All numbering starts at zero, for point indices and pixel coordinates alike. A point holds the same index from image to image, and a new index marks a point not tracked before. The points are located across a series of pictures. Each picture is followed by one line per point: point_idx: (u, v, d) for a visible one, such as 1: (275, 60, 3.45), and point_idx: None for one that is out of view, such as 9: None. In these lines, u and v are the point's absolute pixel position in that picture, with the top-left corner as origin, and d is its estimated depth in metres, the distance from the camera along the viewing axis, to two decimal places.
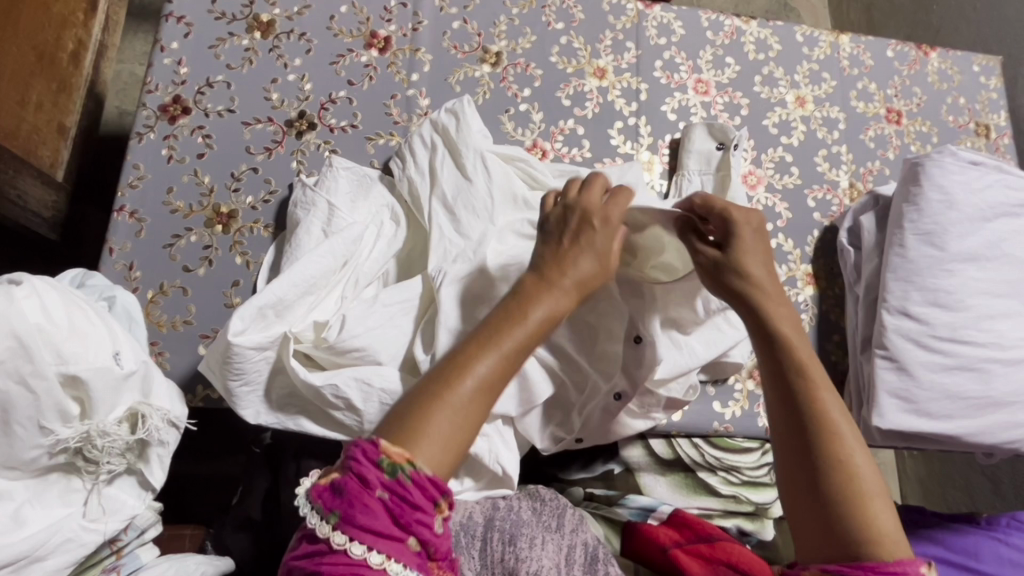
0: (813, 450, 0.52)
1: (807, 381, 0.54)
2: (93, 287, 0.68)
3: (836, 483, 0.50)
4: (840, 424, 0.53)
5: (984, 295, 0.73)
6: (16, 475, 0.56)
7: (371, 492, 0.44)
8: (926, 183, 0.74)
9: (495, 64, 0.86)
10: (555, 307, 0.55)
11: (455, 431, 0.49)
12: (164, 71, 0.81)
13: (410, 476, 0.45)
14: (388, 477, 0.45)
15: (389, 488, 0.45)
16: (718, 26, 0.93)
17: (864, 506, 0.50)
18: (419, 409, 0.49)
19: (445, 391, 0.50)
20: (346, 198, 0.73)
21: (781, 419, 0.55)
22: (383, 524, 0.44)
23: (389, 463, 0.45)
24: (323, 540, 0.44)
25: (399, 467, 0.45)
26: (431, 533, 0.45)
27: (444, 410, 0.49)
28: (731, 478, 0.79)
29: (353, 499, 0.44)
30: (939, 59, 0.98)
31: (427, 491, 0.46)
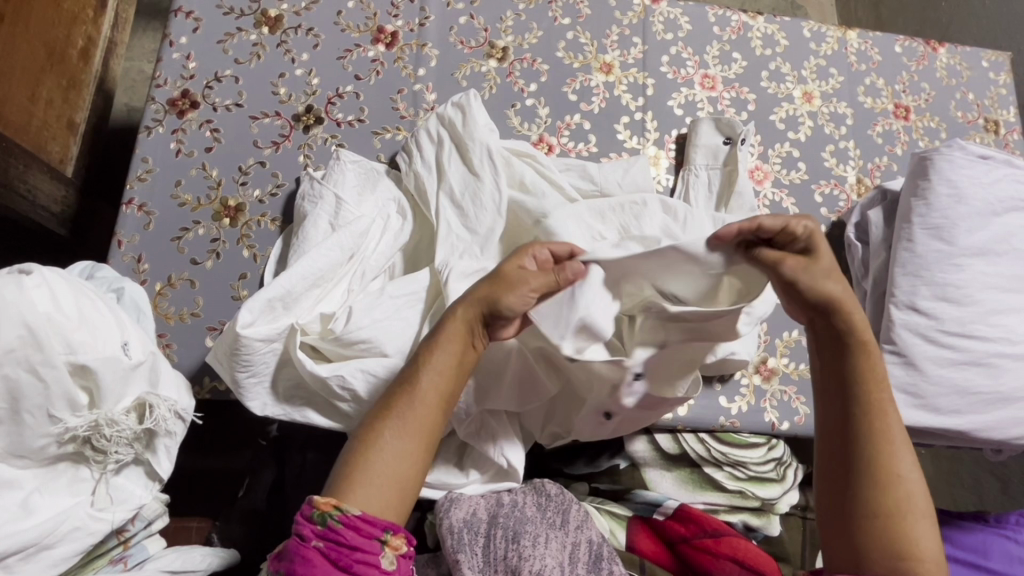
0: (865, 462, 0.55)
1: (872, 397, 0.57)
2: (102, 278, 0.68)
3: (884, 494, 0.54)
4: (897, 439, 0.56)
5: (993, 289, 0.73)
6: (25, 464, 0.56)
7: (309, 544, 0.48)
8: (935, 177, 0.74)
9: (502, 59, 0.86)
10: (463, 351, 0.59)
11: (387, 476, 0.53)
12: (174, 66, 0.81)
13: (340, 521, 0.49)
14: (321, 527, 0.49)
15: (324, 537, 0.49)
16: (724, 22, 0.92)
17: (904, 521, 0.53)
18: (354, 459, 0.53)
19: (374, 438, 0.55)
20: (352, 191, 0.73)
21: (836, 430, 0.57)
22: (321, 571, 0.47)
23: (320, 514, 0.49)
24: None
25: (327, 516, 0.49)
26: (377, 572, 0.48)
27: (373, 457, 0.53)
28: (737, 473, 0.79)
29: (295, 555, 0.48)
30: (948, 55, 0.97)
31: (361, 531, 0.49)
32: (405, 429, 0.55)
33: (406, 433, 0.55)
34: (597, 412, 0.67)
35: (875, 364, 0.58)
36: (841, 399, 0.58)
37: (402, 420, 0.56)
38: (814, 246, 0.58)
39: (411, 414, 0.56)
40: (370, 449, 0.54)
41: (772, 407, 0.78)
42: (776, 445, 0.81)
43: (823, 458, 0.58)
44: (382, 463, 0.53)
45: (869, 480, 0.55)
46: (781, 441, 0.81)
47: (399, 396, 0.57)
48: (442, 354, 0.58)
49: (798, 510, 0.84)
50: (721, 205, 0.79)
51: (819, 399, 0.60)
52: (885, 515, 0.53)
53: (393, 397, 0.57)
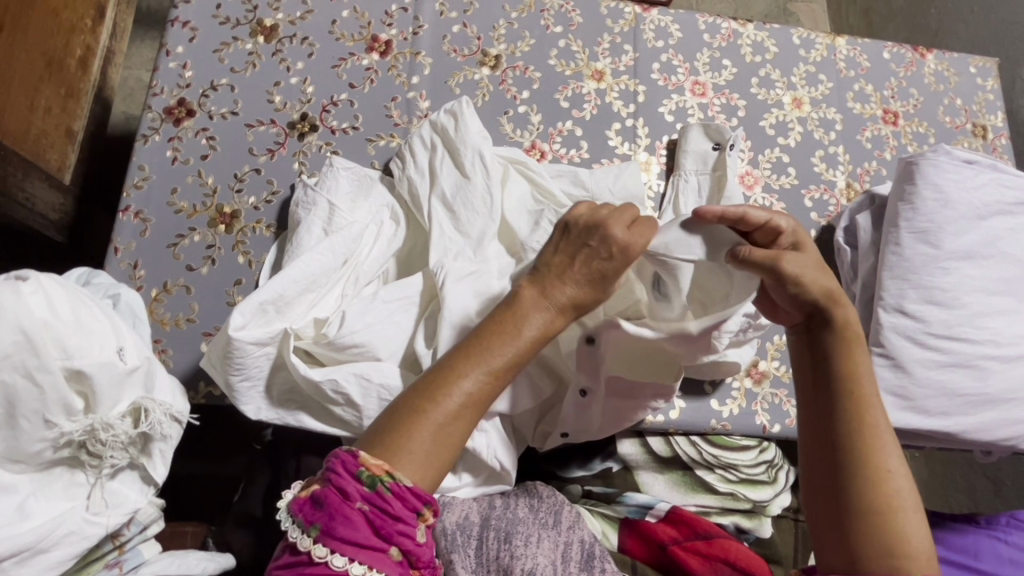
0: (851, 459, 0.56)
1: (857, 394, 0.57)
2: (98, 285, 0.69)
3: (870, 494, 0.54)
4: (882, 435, 0.56)
5: (980, 292, 0.74)
6: (20, 469, 0.57)
7: (351, 504, 0.48)
8: (921, 181, 0.75)
9: (494, 66, 0.87)
10: (547, 324, 0.57)
11: (436, 448, 0.51)
12: (170, 75, 0.82)
13: (389, 488, 0.49)
14: (367, 489, 0.48)
15: (369, 500, 0.48)
16: (715, 29, 0.94)
17: (895, 518, 0.53)
18: (402, 425, 0.51)
19: (428, 406, 0.52)
20: (346, 197, 0.74)
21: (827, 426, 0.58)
22: (362, 535, 0.47)
23: (368, 475, 0.49)
24: (304, 552, 0.47)
25: (377, 479, 0.48)
26: (413, 543, 0.49)
27: (423, 428, 0.51)
28: (729, 475, 0.80)
29: (335, 512, 0.48)
30: (936, 61, 0.98)
31: (407, 502, 0.49)
32: (466, 404, 0.53)
33: (487, 393, 0.54)
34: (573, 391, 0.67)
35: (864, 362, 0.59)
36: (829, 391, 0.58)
37: (488, 375, 0.54)
38: (800, 241, 0.61)
39: (479, 387, 0.53)
40: (421, 417, 0.51)
41: (763, 410, 0.78)
42: (768, 448, 0.82)
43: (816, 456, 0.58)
44: (444, 422, 0.52)
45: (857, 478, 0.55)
46: (771, 443, 0.83)
47: (464, 363, 0.54)
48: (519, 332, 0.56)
49: (790, 512, 0.83)
50: None
51: (803, 396, 0.61)
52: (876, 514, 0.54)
53: (449, 369, 0.54)
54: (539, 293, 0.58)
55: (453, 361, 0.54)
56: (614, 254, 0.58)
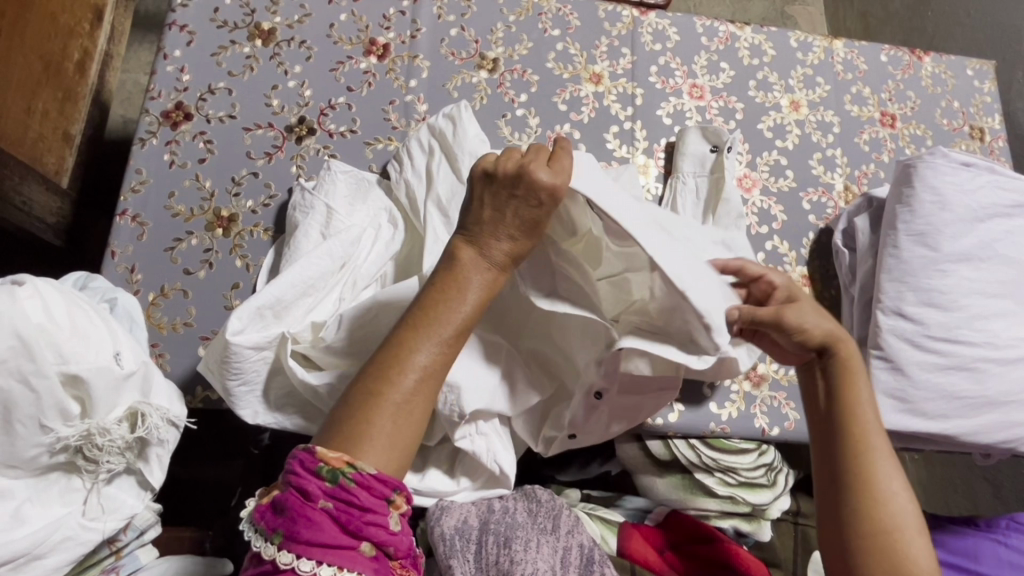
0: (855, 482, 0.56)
1: (857, 418, 0.58)
2: (96, 289, 0.69)
3: (875, 516, 0.54)
4: (885, 457, 0.56)
5: (978, 294, 0.74)
6: (16, 474, 0.56)
7: (314, 505, 0.46)
8: (919, 184, 0.75)
9: (492, 70, 0.87)
10: (491, 284, 0.56)
11: (399, 431, 0.50)
12: (167, 78, 0.82)
13: (352, 479, 0.47)
14: (329, 485, 0.47)
15: (333, 497, 0.46)
16: (713, 32, 0.94)
17: (897, 540, 0.54)
18: (359, 413, 0.50)
19: (384, 388, 0.51)
20: (343, 201, 0.74)
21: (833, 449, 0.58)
22: (329, 535, 0.46)
23: (329, 469, 0.47)
24: (270, 560, 0.46)
25: (339, 472, 0.47)
26: (385, 534, 0.47)
27: (382, 412, 0.50)
28: (728, 479, 0.79)
29: (297, 515, 0.46)
30: (933, 64, 0.99)
31: (374, 491, 0.47)
32: (421, 381, 0.52)
33: (440, 367, 0.53)
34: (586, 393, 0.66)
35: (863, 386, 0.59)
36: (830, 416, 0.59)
37: (440, 347, 0.53)
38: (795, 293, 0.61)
39: (432, 363, 0.52)
40: (379, 401, 0.50)
41: (762, 413, 0.78)
42: (767, 451, 0.83)
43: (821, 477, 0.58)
44: (402, 402, 0.51)
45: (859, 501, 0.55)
46: (770, 446, 0.83)
47: (413, 335, 0.53)
48: (466, 300, 0.55)
49: (788, 516, 0.85)
50: (709, 213, 0.80)
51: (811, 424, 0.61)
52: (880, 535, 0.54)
53: (399, 347, 0.53)
54: (477, 254, 0.56)
55: (399, 339, 0.53)
56: (543, 202, 0.56)
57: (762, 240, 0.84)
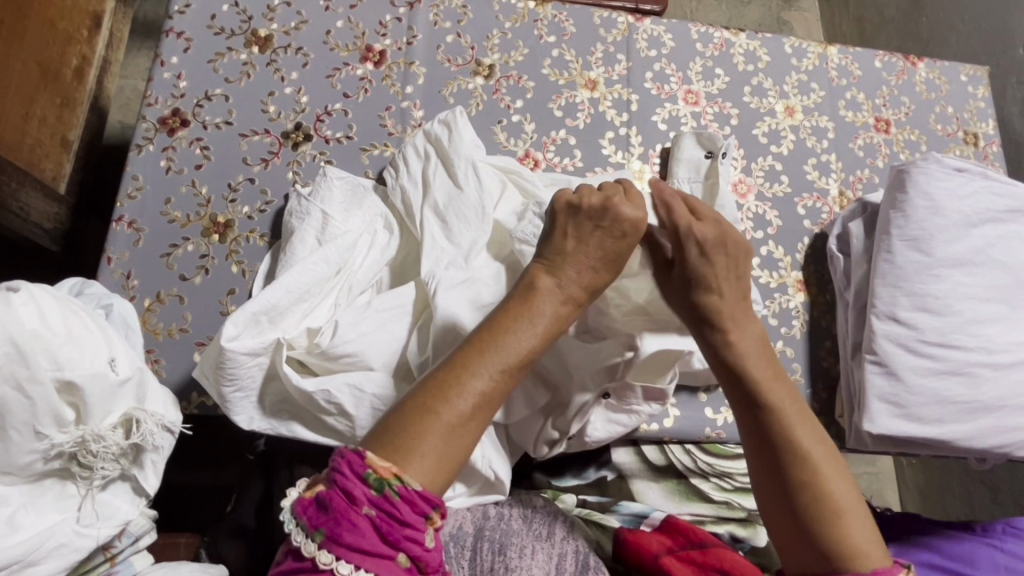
0: (788, 472, 0.55)
1: (776, 406, 0.57)
2: (92, 295, 0.69)
3: (810, 503, 0.54)
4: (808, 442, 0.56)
5: (972, 299, 0.74)
6: (11, 481, 0.57)
7: (359, 509, 0.45)
8: (912, 190, 0.75)
9: (488, 76, 0.87)
10: (558, 311, 0.58)
11: (446, 450, 0.49)
12: (164, 85, 0.83)
13: (398, 492, 0.46)
14: (376, 493, 0.45)
15: (378, 504, 0.45)
16: (707, 38, 0.94)
17: (837, 521, 0.53)
18: (412, 423, 0.49)
19: (441, 405, 0.50)
20: (340, 207, 0.74)
21: (759, 444, 0.57)
22: (370, 542, 0.44)
23: (377, 478, 0.46)
24: (309, 559, 0.44)
25: (386, 483, 0.46)
26: (420, 549, 0.45)
27: (434, 427, 0.49)
28: (724, 483, 0.80)
29: (339, 517, 0.44)
30: (927, 69, 0.99)
31: (416, 506, 0.46)
32: (479, 401, 0.51)
33: (498, 391, 0.53)
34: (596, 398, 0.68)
35: (769, 369, 0.59)
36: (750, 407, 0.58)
37: (500, 372, 0.53)
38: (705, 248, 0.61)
39: (489, 385, 0.52)
40: (434, 419, 0.49)
41: None
42: None
43: (757, 475, 0.57)
44: (458, 419, 0.50)
45: (794, 491, 0.55)
46: None
47: (478, 355, 0.53)
48: (523, 325, 0.56)
49: None
50: None
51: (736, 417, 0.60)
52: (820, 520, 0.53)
53: (460, 364, 0.53)
54: (556, 282, 0.59)
55: (464, 357, 0.53)
56: (625, 233, 0.61)
57: (758, 244, 0.85)
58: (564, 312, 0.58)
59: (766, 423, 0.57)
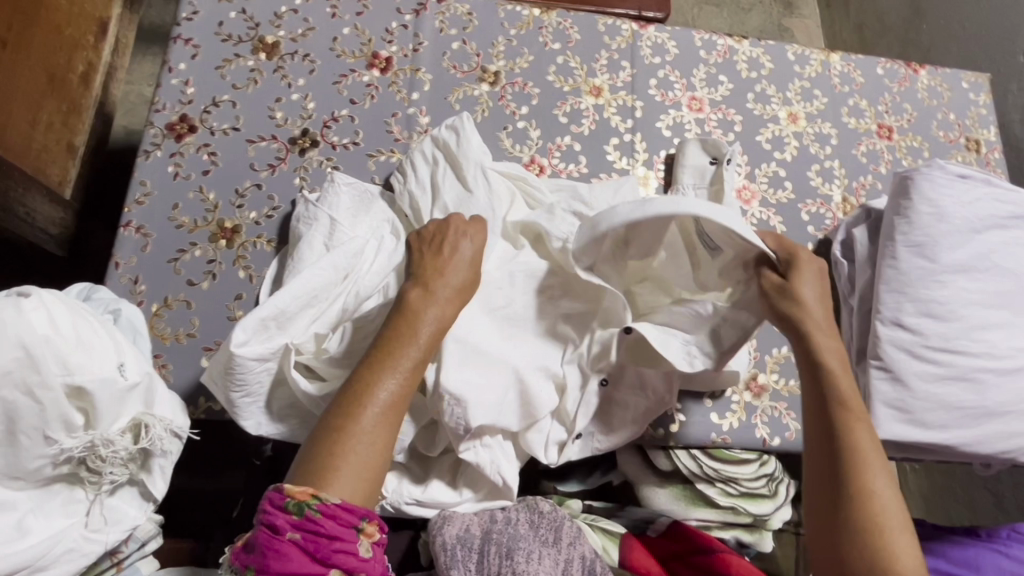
0: (843, 479, 0.56)
1: (846, 417, 0.59)
2: (99, 300, 0.69)
3: (861, 511, 0.54)
4: (868, 454, 0.57)
5: (976, 305, 0.74)
6: (20, 486, 0.57)
7: (282, 538, 0.47)
8: (916, 197, 0.75)
9: (494, 83, 0.88)
10: (442, 316, 0.61)
11: (367, 461, 0.52)
12: (172, 91, 0.83)
13: (317, 510, 0.48)
14: (295, 518, 0.47)
15: (299, 527, 0.47)
16: (711, 46, 0.95)
17: (884, 534, 0.54)
18: (328, 445, 0.52)
19: (349, 422, 0.53)
20: (347, 213, 0.74)
21: (821, 449, 0.59)
22: (298, 564, 0.46)
23: (295, 503, 0.48)
24: None
25: (304, 506, 0.48)
26: (354, 560, 0.48)
27: (351, 443, 0.52)
28: (730, 489, 0.79)
29: (267, 549, 0.47)
30: (929, 76, 1.00)
31: (339, 519, 0.48)
32: (385, 413, 0.54)
33: (403, 397, 0.56)
34: (592, 377, 0.67)
35: (848, 382, 0.61)
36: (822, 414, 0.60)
37: (402, 380, 0.56)
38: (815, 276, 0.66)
39: (393, 397, 0.55)
40: (347, 437, 0.52)
41: (763, 423, 0.78)
42: (767, 461, 0.82)
43: (813, 479, 0.58)
44: (369, 435, 0.53)
45: (846, 498, 0.55)
46: (772, 457, 0.82)
47: (373, 369, 0.56)
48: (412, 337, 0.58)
49: (791, 526, 0.86)
50: None
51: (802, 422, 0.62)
52: (867, 530, 0.54)
53: (362, 379, 0.56)
54: (425, 294, 0.61)
55: (365, 373, 0.56)
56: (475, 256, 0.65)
57: None
58: (451, 314, 0.61)
59: (834, 431, 0.58)
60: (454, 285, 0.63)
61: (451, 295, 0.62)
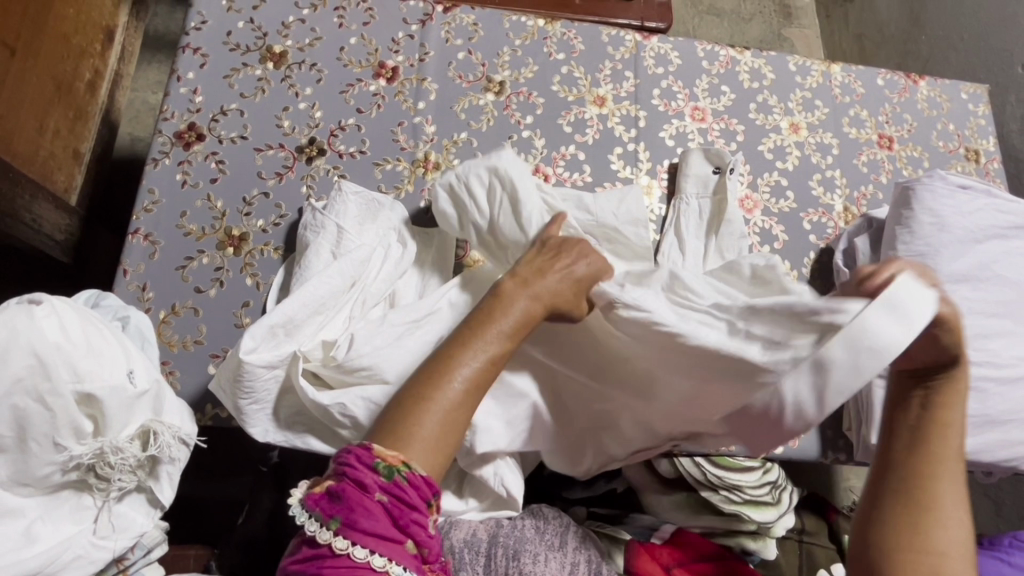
0: (907, 499, 0.53)
1: (939, 445, 0.54)
2: (108, 307, 0.69)
3: (919, 535, 0.52)
4: (949, 482, 0.53)
5: (977, 314, 0.75)
6: (29, 492, 0.57)
7: (370, 496, 0.47)
8: (917, 207, 0.76)
9: (499, 92, 0.89)
10: (532, 305, 0.58)
11: (443, 433, 0.51)
12: (180, 100, 0.84)
13: (405, 477, 0.48)
14: (384, 480, 0.47)
15: (388, 490, 0.47)
16: (713, 56, 0.96)
17: (941, 559, 0.51)
18: (410, 411, 0.51)
19: (432, 391, 0.52)
20: (354, 222, 0.74)
21: (893, 467, 0.55)
22: (382, 526, 0.46)
23: (385, 466, 0.48)
24: (324, 545, 0.46)
25: (394, 470, 0.48)
26: (426, 535, 0.48)
27: (431, 411, 0.51)
28: (733, 496, 0.82)
29: (353, 503, 0.46)
30: (928, 87, 1.01)
31: (421, 491, 0.48)
32: (468, 387, 0.53)
33: (488, 374, 0.55)
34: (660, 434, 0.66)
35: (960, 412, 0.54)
36: (914, 437, 0.54)
37: (488, 357, 0.54)
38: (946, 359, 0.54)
39: (479, 372, 0.54)
40: (428, 405, 0.51)
41: None
42: (770, 470, 0.87)
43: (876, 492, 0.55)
44: (450, 407, 0.52)
45: (906, 517, 0.53)
46: (774, 466, 0.87)
47: (464, 342, 0.55)
48: (503, 316, 0.57)
49: (794, 535, 0.84)
50: (711, 234, 0.81)
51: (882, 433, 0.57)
52: (920, 553, 0.51)
53: (452, 350, 0.55)
54: (519, 285, 0.59)
55: (456, 345, 0.55)
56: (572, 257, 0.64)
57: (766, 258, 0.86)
58: (536, 313, 0.58)
59: (918, 455, 0.54)
60: (549, 291, 0.59)
61: (540, 296, 0.59)
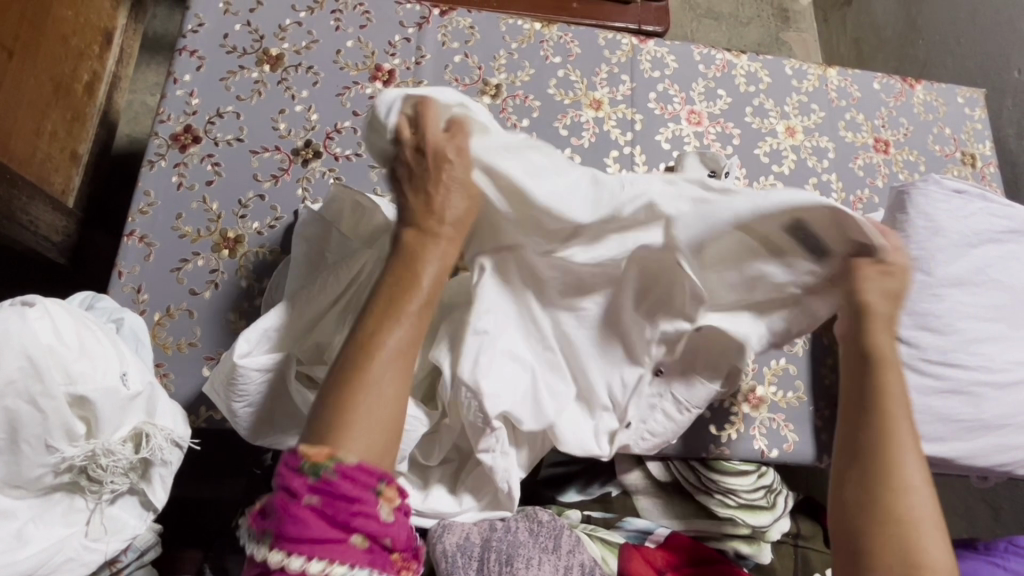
0: (870, 475, 0.52)
1: (886, 412, 0.53)
2: (103, 309, 0.70)
3: (889, 507, 0.50)
4: (906, 450, 0.52)
5: (972, 318, 0.75)
6: (20, 494, 0.57)
7: (299, 501, 0.41)
8: (913, 211, 0.76)
9: (495, 95, 0.89)
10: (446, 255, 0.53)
11: (384, 415, 0.45)
12: (176, 102, 0.84)
13: (335, 471, 0.42)
14: (313, 480, 0.41)
15: (317, 490, 0.41)
16: (710, 60, 0.96)
17: (914, 529, 0.49)
18: (340, 401, 0.45)
19: (359, 373, 0.46)
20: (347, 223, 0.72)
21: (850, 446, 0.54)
22: (317, 530, 0.41)
23: (311, 465, 0.42)
24: (262, 562, 0.41)
25: (321, 466, 0.42)
26: (375, 526, 0.42)
27: (364, 395, 0.45)
28: (728, 500, 0.80)
29: (282, 513, 0.41)
30: (924, 91, 1.01)
31: (359, 481, 0.42)
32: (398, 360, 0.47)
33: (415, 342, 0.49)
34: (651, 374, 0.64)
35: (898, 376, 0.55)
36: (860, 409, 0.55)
37: (412, 324, 0.49)
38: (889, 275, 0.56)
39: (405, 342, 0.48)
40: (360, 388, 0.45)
41: (761, 434, 0.78)
42: (765, 473, 0.83)
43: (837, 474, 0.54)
44: (386, 391, 0.46)
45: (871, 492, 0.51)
46: (769, 468, 0.83)
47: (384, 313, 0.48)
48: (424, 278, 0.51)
49: (789, 538, 0.86)
50: None
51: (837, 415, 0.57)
52: (891, 526, 0.50)
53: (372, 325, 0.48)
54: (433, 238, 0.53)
55: (374, 319, 0.48)
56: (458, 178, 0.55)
57: None
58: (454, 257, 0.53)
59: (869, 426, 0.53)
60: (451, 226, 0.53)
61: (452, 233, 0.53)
